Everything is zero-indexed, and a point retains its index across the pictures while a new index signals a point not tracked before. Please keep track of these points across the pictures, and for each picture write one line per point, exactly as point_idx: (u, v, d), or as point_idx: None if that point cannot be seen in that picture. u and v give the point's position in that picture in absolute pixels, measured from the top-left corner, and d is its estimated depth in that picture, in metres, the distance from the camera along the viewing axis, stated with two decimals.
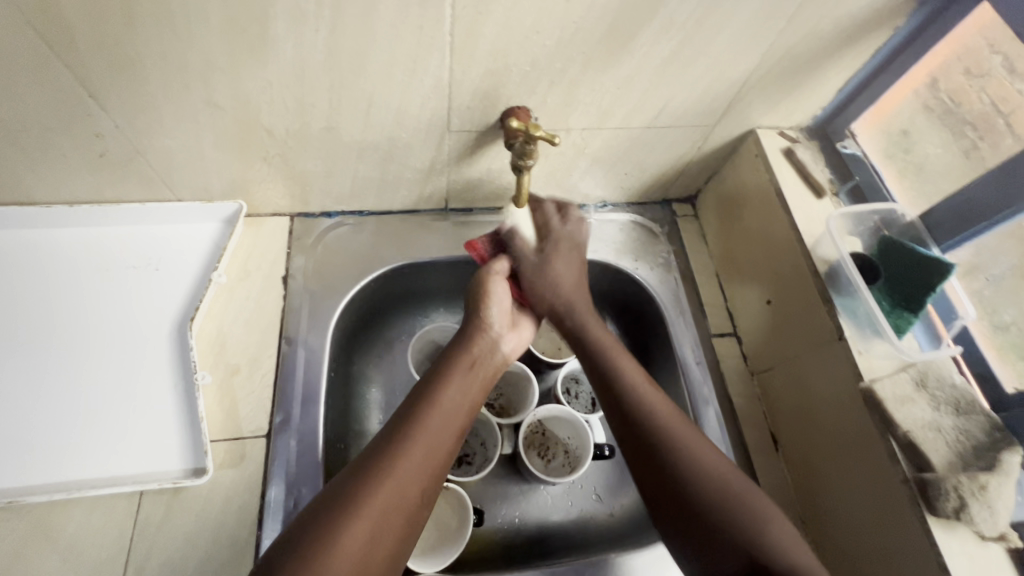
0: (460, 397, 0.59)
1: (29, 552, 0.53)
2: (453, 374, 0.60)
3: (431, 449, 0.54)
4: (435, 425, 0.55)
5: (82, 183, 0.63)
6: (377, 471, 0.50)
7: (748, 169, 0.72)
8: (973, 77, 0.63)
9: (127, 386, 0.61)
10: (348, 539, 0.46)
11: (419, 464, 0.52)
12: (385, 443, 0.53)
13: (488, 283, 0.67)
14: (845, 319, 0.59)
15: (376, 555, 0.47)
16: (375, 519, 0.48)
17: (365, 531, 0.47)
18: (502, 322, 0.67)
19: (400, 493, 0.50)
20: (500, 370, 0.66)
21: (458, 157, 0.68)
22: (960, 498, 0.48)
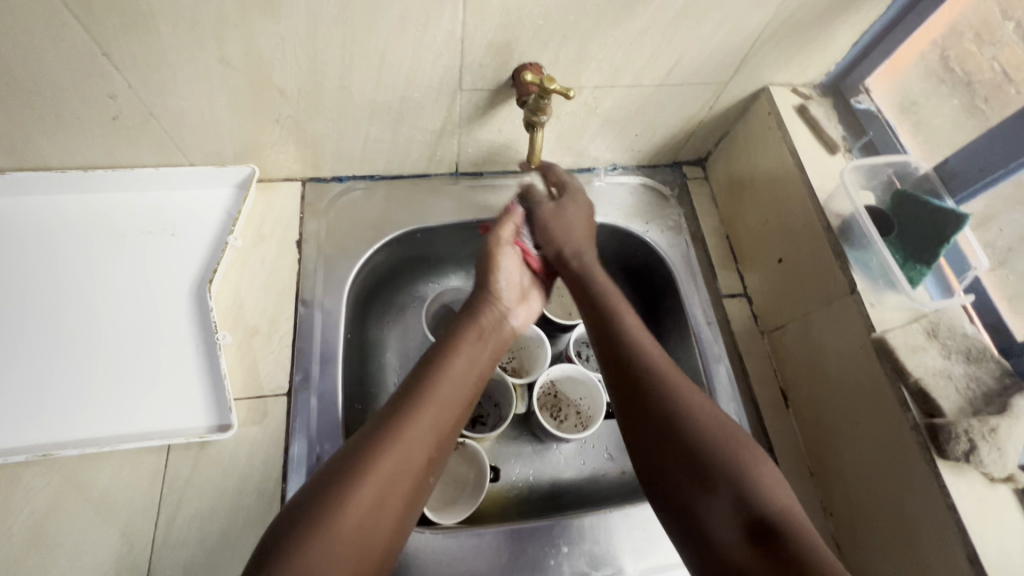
0: (468, 367, 0.60)
1: (64, 503, 0.55)
2: (462, 344, 0.62)
3: (441, 413, 0.55)
4: (444, 392, 0.57)
5: (97, 147, 0.64)
6: (389, 431, 0.52)
7: (760, 127, 0.72)
8: (983, 45, 0.64)
9: (150, 346, 0.62)
10: (360, 495, 0.47)
11: (429, 428, 0.54)
12: (396, 407, 0.54)
13: (495, 251, 0.69)
14: (857, 272, 0.59)
15: (387, 514, 0.48)
16: (386, 477, 0.49)
17: (377, 488, 0.48)
18: (510, 293, 0.69)
19: (411, 455, 0.51)
20: (507, 341, 0.67)
21: (470, 118, 0.68)
22: (970, 441, 0.49)
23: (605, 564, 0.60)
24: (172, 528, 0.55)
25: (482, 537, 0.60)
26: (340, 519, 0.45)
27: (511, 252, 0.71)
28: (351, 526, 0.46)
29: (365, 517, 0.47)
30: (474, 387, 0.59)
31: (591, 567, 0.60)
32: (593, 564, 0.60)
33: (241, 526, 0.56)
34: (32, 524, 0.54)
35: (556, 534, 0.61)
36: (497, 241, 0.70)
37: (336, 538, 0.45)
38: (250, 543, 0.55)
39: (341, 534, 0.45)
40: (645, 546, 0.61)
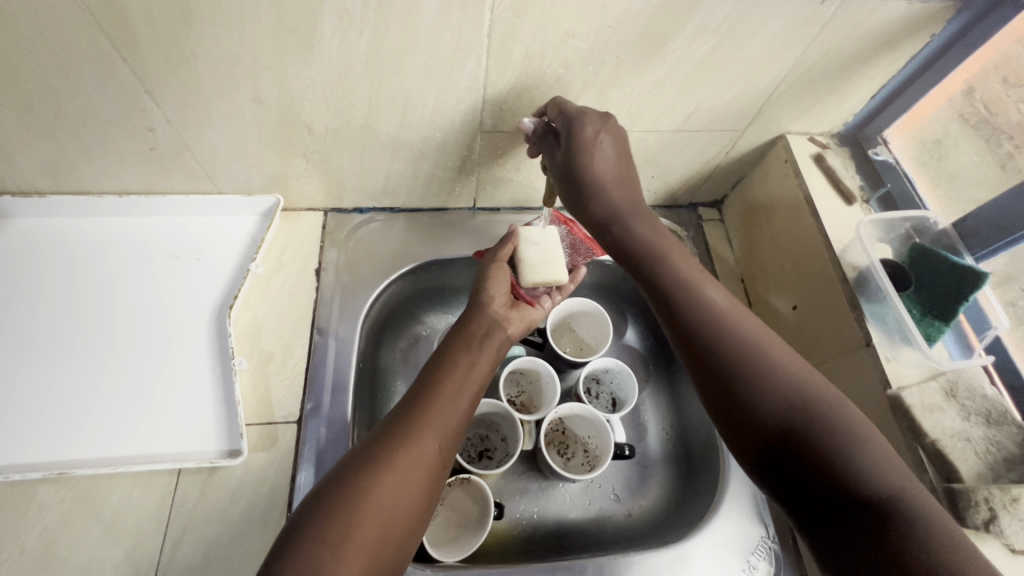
0: (472, 363, 0.60)
1: (75, 521, 0.56)
2: (462, 344, 0.62)
3: (449, 408, 0.55)
4: (449, 389, 0.56)
5: (133, 174, 0.67)
6: (394, 433, 0.52)
7: (777, 174, 0.72)
8: (1010, 87, 0.62)
9: (169, 368, 0.64)
10: (374, 495, 0.47)
11: (436, 432, 0.53)
12: (402, 411, 0.54)
13: (493, 270, 0.67)
14: (873, 326, 0.58)
15: (400, 514, 0.48)
16: (397, 475, 0.49)
17: (391, 483, 0.48)
18: (501, 302, 0.66)
19: (421, 455, 0.51)
20: (505, 346, 0.64)
21: (489, 157, 0.70)
22: (990, 510, 0.48)
23: None
24: (177, 553, 0.56)
25: None
26: (354, 520, 0.45)
27: (502, 274, 0.67)
28: (367, 525, 0.46)
29: (382, 517, 0.47)
30: (479, 385, 0.59)
31: None
32: None
33: (243, 556, 0.56)
34: (43, 542, 0.54)
35: None
36: (494, 263, 0.67)
37: (352, 538, 0.45)
38: (252, 574, 0.55)
39: (357, 533, 0.45)
40: None
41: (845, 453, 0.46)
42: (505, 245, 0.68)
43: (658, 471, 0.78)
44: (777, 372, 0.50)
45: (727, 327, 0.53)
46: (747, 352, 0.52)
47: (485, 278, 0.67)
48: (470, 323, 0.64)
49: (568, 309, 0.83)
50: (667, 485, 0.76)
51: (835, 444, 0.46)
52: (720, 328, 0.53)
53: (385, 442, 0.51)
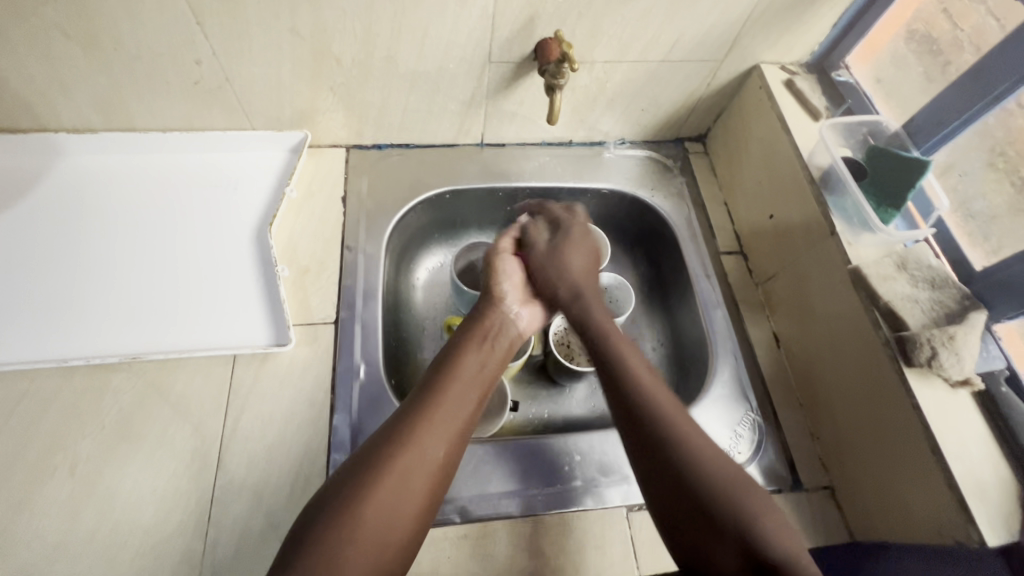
0: (473, 375, 0.62)
1: (146, 401, 0.64)
2: (469, 347, 0.65)
3: (450, 417, 0.58)
4: (451, 397, 0.59)
5: (178, 109, 0.74)
6: (397, 440, 0.54)
7: (752, 100, 0.81)
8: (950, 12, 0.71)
9: (218, 276, 0.72)
10: (373, 502, 0.50)
11: (437, 438, 0.56)
12: (405, 418, 0.56)
13: (495, 259, 0.76)
14: (836, 216, 0.68)
15: (401, 520, 0.51)
16: (397, 483, 0.52)
17: (389, 493, 0.51)
18: (514, 299, 0.73)
19: (420, 465, 0.54)
20: (514, 345, 0.69)
21: (496, 88, 0.78)
22: (932, 348, 0.56)
23: (613, 472, 0.67)
24: (237, 427, 0.64)
25: (505, 446, 0.67)
26: (356, 527, 0.49)
27: (512, 265, 0.76)
28: (362, 540, 0.48)
29: (381, 525, 0.50)
30: (483, 389, 0.62)
31: (602, 473, 0.67)
32: (603, 470, 0.67)
33: (295, 430, 0.64)
34: (120, 419, 0.62)
35: (570, 445, 0.68)
36: (500, 257, 0.76)
37: (352, 544, 0.48)
38: (304, 441, 0.64)
39: (352, 547, 0.48)
40: None
41: (677, 433, 0.56)
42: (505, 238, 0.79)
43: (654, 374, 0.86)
44: (657, 411, 0.58)
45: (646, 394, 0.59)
46: (648, 404, 0.59)
47: (495, 271, 0.75)
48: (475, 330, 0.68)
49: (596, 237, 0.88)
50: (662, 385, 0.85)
51: (725, 494, 0.52)
52: (643, 399, 0.59)
53: (386, 448, 0.54)
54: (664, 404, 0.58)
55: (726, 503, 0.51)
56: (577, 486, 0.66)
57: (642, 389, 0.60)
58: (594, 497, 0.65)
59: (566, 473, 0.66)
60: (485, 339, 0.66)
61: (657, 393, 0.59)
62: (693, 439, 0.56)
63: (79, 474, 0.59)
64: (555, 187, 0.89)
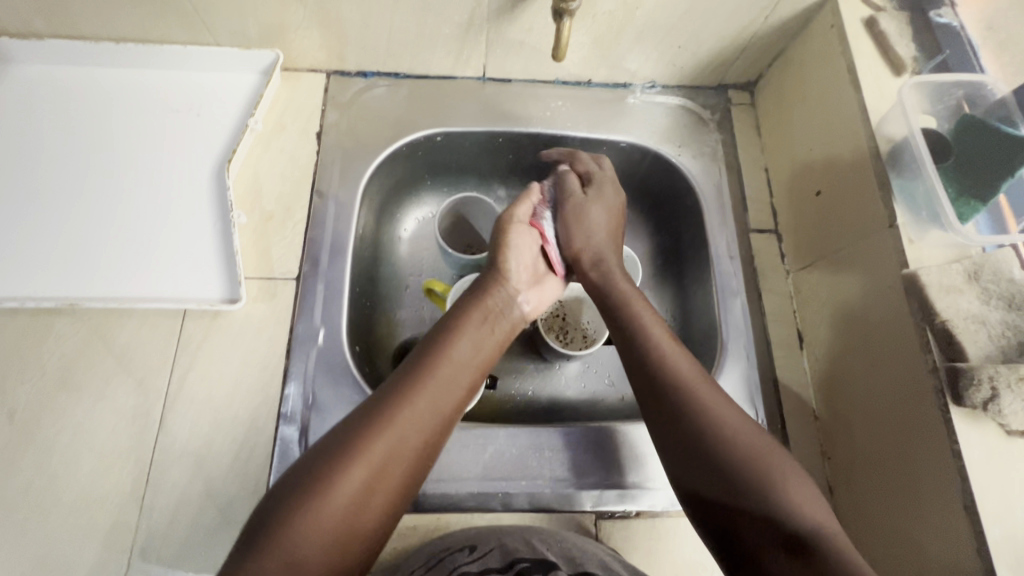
0: (466, 361, 0.54)
1: (89, 350, 0.59)
2: (466, 329, 0.56)
3: (443, 393, 0.51)
4: (448, 372, 0.52)
5: (127, 17, 0.64)
6: (369, 425, 0.46)
7: (820, 42, 0.65)
8: None
9: (171, 217, 0.65)
10: (340, 491, 0.43)
11: (425, 416, 0.48)
12: (381, 402, 0.48)
13: (506, 235, 0.64)
14: (900, 203, 0.54)
15: (374, 501, 0.44)
16: (370, 473, 0.44)
17: (367, 469, 0.44)
18: (520, 279, 0.63)
19: (405, 444, 0.46)
20: (517, 327, 0.61)
21: (499, 10, 0.64)
22: (992, 389, 0.45)
23: (586, 474, 0.60)
24: (183, 387, 0.59)
25: (470, 432, 0.61)
26: (315, 516, 0.41)
27: (526, 233, 0.65)
28: (326, 524, 0.42)
29: (349, 507, 0.43)
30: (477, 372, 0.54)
31: (574, 473, 0.60)
32: (575, 471, 0.60)
33: (244, 396, 0.59)
34: (61, 367, 0.58)
35: (543, 438, 0.61)
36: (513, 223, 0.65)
37: (315, 525, 0.41)
38: (251, 408, 0.59)
39: (313, 528, 0.41)
40: (629, 462, 0.61)
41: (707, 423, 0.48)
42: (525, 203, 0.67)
43: None
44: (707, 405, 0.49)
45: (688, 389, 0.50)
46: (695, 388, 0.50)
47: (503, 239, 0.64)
48: (476, 314, 0.58)
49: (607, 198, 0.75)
50: None
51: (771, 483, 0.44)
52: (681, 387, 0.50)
53: (355, 432, 0.46)
54: (699, 391, 0.50)
55: (769, 495, 0.43)
56: (544, 486, 0.59)
57: (697, 395, 0.50)
58: (562, 498, 0.59)
59: (534, 470, 0.60)
60: (488, 315, 0.59)
61: (682, 372, 0.51)
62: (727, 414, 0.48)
63: (17, 422, 0.56)
64: (564, 136, 0.75)
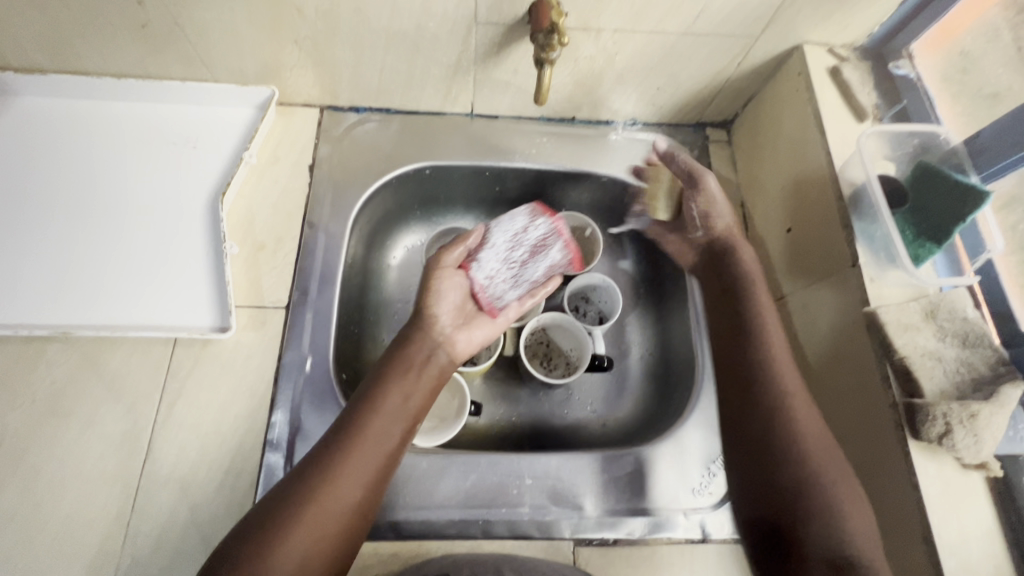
0: (397, 403, 0.54)
1: (80, 377, 0.60)
2: (395, 376, 0.56)
3: (377, 448, 0.51)
4: (379, 425, 0.52)
5: (128, 56, 0.66)
6: (303, 488, 0.48)
7: (789, 88, 0.68)
8: None
9: (165, 246, 0.67)
10: (276, 561, 0.44)
11: (358, 473, 0.49)
12: (317, 463, 0.49)
13: (434, 276, 0.63)
14: (861, 244, 0.57)
15: (314, 563, 0.45)
16: (309, 538, 0.45)
17: (304, 534, 0.45)
18: (447, 321, 0.63)
19: (339, 505, 0.48)
20: (447, 371, 0.61)
21: (486, 54, 0.67)
22: (946, 424, 0.47)
23: (565, 501, 0.62)
24: (171, 414, 0.60)
25: (451, 459, 0.63)
26: None
27: (452, 281, 0.64)
28: None
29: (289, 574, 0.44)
30: (409, 423, 0.54)
31: (552, 501, 0.62)
32: (554, 498, 0.62)
33: (231, 423, 0.60)
34: (52, 394, 0.59)
35: (523, 466, 0.63)
36: (439, 270, 0.63)
37: None
38: (238, 436, 0.60)
39: None
40: (609, 489, 0.63)
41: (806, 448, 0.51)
42: (453, 248, 0.65)
43: (636, 388, 0.79)
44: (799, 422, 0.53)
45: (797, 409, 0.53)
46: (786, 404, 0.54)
47: (433, 283, 0.63)
48: (407, 359, 0.58)
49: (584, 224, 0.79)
50: (643, 400, 0.77)
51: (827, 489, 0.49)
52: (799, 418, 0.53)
53: (294, 498, 0.47)
54: (801, 416, 0.53)
55: (830, 504, 0.48)
56: (523, 513, 0.61)
57: (794, 416, 0.53)
58: (540, 525, 0.60)
59: (513, 497, 0.61)
60: (416, 366, 0.58)
61: (796, 403, 0.54)
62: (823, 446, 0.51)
63: (5, 448, 0.57)
64: (549, 171, 0.79)
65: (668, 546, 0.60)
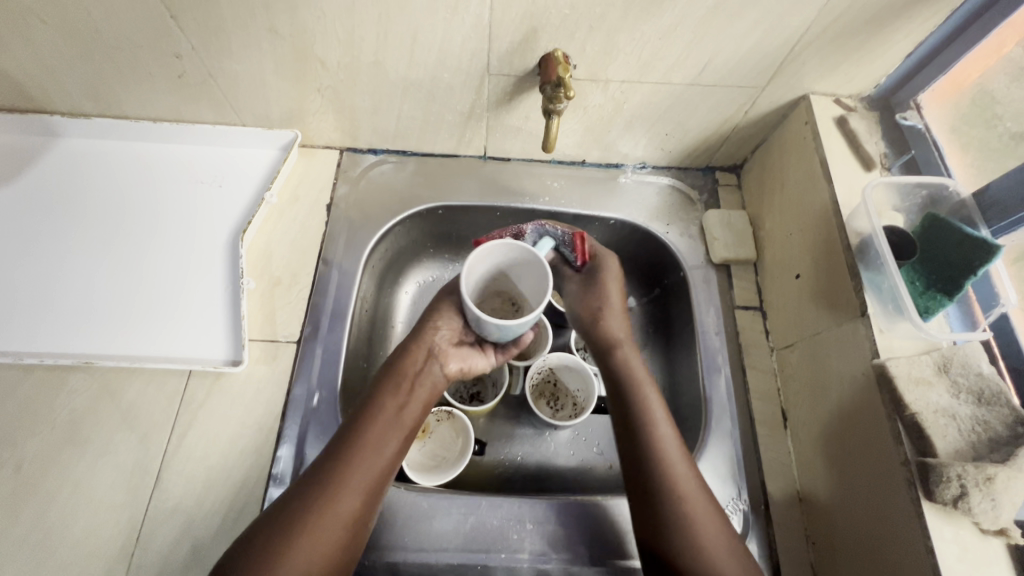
0: (373, 456, 0.52)
1: (98, 405, 0.63)
2: (386, 392, 0.55)
3: (367, 471, 0.51)
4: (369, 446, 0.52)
5: (164, 102, 0.71)
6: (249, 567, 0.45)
7: (797, 137, 0.69)
8: None
9: (185, 280, 0.70)
10: None
11: (351, 495, 0.49)
12: (290, 515, 0.48)
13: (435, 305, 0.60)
14: (869, 295, 0.57)
15: None
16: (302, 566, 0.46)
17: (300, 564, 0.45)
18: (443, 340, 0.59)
19: (332, 529, 0.48)
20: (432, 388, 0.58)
21: (498, 102, 0.70)
22: (961, 487, 0.45)
23: (566, 549, 0.61)
24: (180, 446, 0.61)
25: (453, 501, 0.62)
26: None
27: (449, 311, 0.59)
28: None
29: None
30: (402, 436, 0.54)
31: (553, 548, 0.61)
32: (555, 545, 0.61)
33: (236, 456, 0.61)
34: (70, 422, 0.62)
35: (524, 511, 0.62)
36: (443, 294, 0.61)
37: None
38: (242, 469, 0.61)
39: None
40: (613, 539, 0.61)
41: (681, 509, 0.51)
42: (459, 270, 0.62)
43: None
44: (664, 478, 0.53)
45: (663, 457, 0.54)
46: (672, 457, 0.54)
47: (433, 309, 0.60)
48: (374, 417, 0.54)
49: None
50: None
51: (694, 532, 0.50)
52: (677, 496, 0.52)
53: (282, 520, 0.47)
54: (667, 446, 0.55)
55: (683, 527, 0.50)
56: (523, 560, 0.60)
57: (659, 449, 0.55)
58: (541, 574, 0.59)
59: (513, 542, 0.61)
60: (408, 380, 0.56)
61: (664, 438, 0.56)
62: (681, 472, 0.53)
63: (22, 475, 0.59)
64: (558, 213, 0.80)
65: None
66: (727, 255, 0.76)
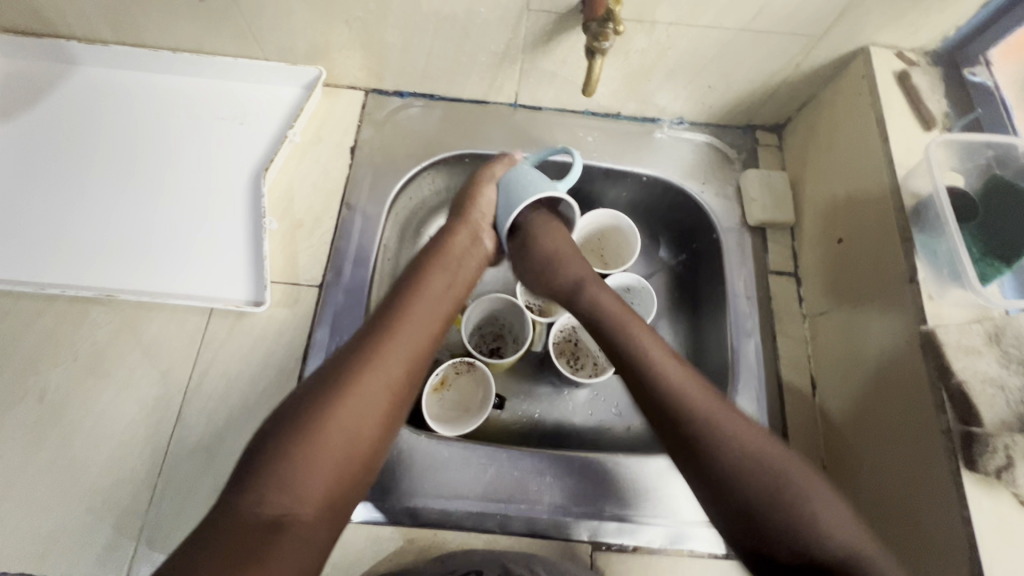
0: (420, 321, 0.55)
1: (119, 340, 0.62)
2: (434, 266, 0.60)
3: (414, 328, 0.54)
4: (418, 308, 0.55)
5: (185, 31, 0.68)
6: (275, 448, 0.45)
7: (851, 92, 0.65)
8: None
9: (205, 218, 0.68)
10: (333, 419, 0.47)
11: (402, 348, 0.52)
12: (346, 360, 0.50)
13: (477, 191, 0.68)
14: (922, 259, 0.54)
15: (366, 426, 0.48)
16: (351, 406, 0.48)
17: (352, 405, 0.48)
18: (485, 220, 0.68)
19: (384, 375, 0.50)
20: (479, 261, 0.66)
21: (535, 42, 0.66)
22: (1008, 457, 0.45)
23: (585, 503, 0.60)
24: (202, 382, 0.61)
25: (474, 450, 0.62)
26: (314, 448, 0.45)
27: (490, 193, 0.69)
28: (327, 446, 0.46)
29: (346, 432, 0.47)
30: (451, 305, 0.58)
31: (572, 501, 0.60)
32: (575, 499, 0.60)
33: (258, 396, 0.61)
34: (92, 355, 0.61)
35: (544, 464, 0.62)
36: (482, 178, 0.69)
37: (313, 449, 0.45)
38: (263, 410, 0.60)
39: (319, 448, 0.46)
40: (633, 497, 0.61)
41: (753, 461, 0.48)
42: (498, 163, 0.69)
43: None
44: (729, 443, 0.49)
45: (709, 416, 0.50)
46: (714, 432, 0.49)
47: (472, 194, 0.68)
48: (422, 289, 0.57)
49: (626, 245, 0.77)
50: None
51: (794, 489, 0.46)
52: (743, 454, 0.48)
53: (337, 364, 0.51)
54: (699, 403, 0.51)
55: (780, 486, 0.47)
56: (543, 512, 0.60)
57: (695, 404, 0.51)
58: (558, 527, 0.59)
59: (532, 494, 0.60)
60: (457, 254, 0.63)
61: (690, 389, 0.52)
62: (728, 424, 0.50)
63: (46, 404, 0.59)
64: (589, 166, 0.77)
65: (689, 558, 0.59)
66: (764, 218, 0.73)
